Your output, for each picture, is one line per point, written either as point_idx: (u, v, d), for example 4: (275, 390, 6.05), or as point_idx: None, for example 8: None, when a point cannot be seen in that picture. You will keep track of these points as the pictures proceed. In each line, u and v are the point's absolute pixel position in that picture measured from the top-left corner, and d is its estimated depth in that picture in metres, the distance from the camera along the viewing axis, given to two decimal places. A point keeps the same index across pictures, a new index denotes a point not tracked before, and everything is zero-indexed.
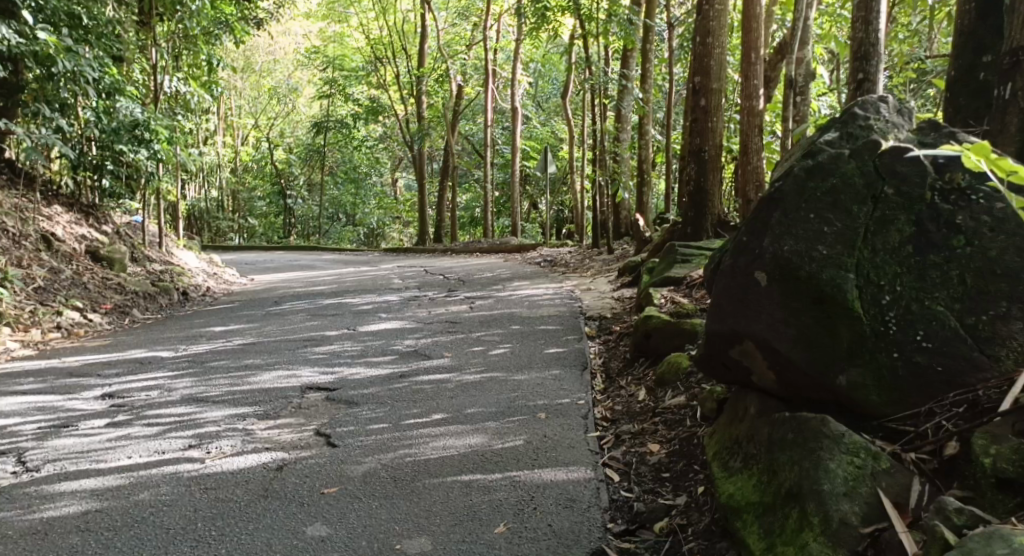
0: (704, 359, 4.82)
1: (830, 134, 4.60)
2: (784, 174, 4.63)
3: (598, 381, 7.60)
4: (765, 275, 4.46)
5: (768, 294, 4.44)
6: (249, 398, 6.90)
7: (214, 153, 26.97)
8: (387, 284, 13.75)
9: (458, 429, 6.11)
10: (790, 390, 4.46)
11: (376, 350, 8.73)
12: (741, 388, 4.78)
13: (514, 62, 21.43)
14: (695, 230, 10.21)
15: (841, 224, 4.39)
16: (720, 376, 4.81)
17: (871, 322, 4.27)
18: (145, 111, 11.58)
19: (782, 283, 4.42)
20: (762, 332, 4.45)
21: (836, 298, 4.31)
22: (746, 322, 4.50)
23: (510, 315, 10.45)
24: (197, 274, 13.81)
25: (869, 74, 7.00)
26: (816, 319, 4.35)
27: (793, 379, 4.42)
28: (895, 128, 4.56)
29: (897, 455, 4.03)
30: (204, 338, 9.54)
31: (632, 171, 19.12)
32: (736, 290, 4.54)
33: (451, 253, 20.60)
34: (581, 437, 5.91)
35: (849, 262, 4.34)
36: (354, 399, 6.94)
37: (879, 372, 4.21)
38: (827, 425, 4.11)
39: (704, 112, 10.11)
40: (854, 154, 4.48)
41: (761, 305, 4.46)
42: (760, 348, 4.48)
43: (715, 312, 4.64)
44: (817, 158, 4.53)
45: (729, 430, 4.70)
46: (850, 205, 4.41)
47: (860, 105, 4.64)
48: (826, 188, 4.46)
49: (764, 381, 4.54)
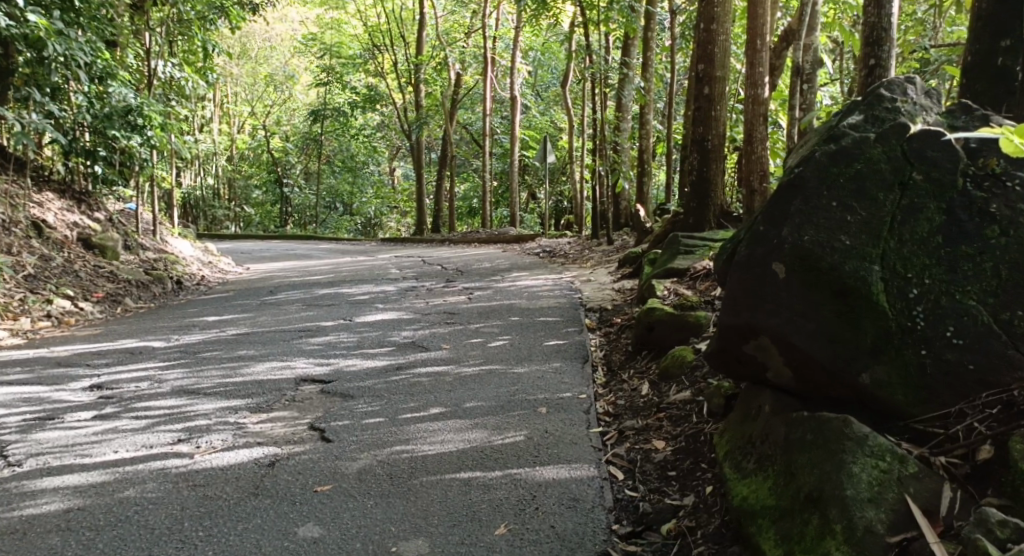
0: (714, 354, 4.60)
1: (854, 117, 4.40)
2: (802, 158, 4.42)
3: (599, 374, 7.40)
4: (783, 266, 4.25)
5: (787, 286, 4.23)
6: (242, 390, 6.70)
7: (210, 140, 26.76)
8: (384, 274, 13.56)
9: (457, 424, 5.92)
10: (809, 387, 4.26)
11: (372, 341, 8.54)
12: (753, 386, 4.57)
13: (513, 50, 21.20)
14: (697, 221, 10.02)
15: (866, 213, 4.21)
16: (732, 372, 4.60)
17: (897, 317, 4.09)
18: (138, 96, 11.38)
19: (801, 276, 4.21)
20: (780, 327, 4.24)
21: (860, 291, 4.12)
22: (762, 316, 4.29)
23: (510, 305, 10.25)
24: (190, 262, 13.61)
25: (880, 61, 6.78)
26: (838, 313, 4.15)
27: (812, 376, 4.22)
28: (923, 110, 4.38)
29: (925, 458, 3.87)
30: (197, 327, 9.33)
31: (633, 163, 18.92)
32: (753, 281, 4.32)
33: (449, 243, 20.41)
34: (584, 433, 5.72)
35: (874, 253, 4.16)
36: (350, 391, 6.75)
37: (905, 370, 4.04)
38: (850, 426, 3.93)
39: (707, 100, 9.89)
40: (880, 139, 4.28)
41: (778, 297, 4.26)
42: (777, 344, 4.27)
43: (729, 304, 4.42)
44: (840, 143, 4.32)
45: (742, 428, 4.52)
46: (875, 192, 4.23)
47: (886, 85, 4.43)
48: (850, 175, 4.27)
49: (780, 378, 4.34)
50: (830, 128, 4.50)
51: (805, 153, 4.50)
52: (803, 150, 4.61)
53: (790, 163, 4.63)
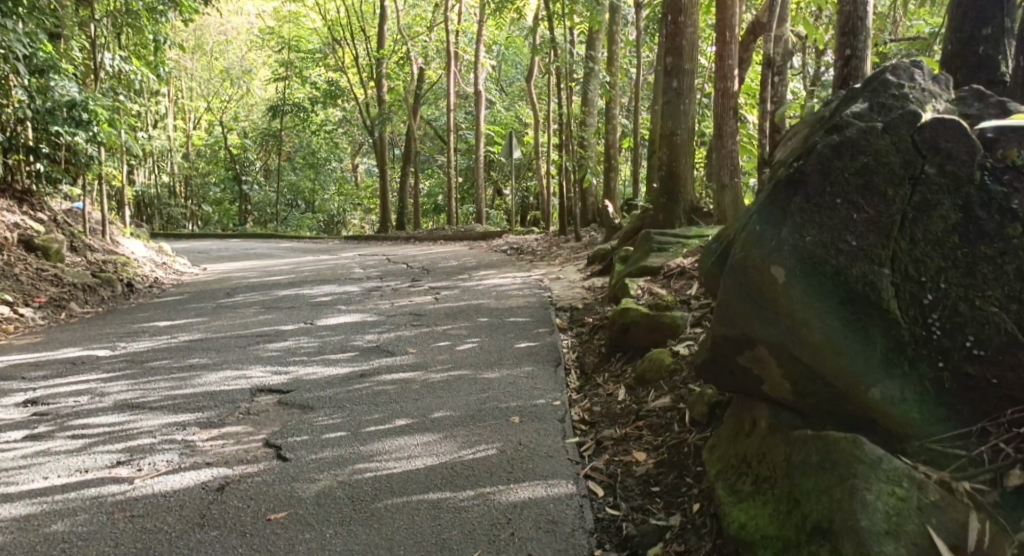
0: (704, 365, 4.33)
1: (858, 104, 4.13)
2: (802, 152, 4.14)
3: (573, 377, 7.06)
4: (783, 271, 3.98)
5: (787, 293, 3.95)
6: (191, 403, 6.29)
7: (165, 137, 26.12)
8: (347, 273, 13.13)
9: (423, 439, 5.55)
10: (808, 402, 4.02)
11: (334, 346, 8.14)
12: (747, 401, 4.35)
13: (477, 44, 20.80)
14: (667, 217, 9.68)
15: (873, 211, 3.98)
16: (723, 383, 4.34)
17: (911, 326, 3.88)
18: (83, 90, 10.93)
19: (803, 283, 3.95)
20: (779, 336, 3.97)
21: (868, 296, 3.91)
22: (757, 324, 4.02)
23: (478, 306, 9.90)
24: (143, 263, 13.13)
25: (857, 51, 6.48)
26: (842, 320, 3.92)
27: (813, 390, 3.96)
28: (931, 96, 4.13)
29: (948, 484, 3.65)
30: (146, 333, 8.89)
31: (601, 158, 18.58)
32: (749, 286, 4.04)
33: (413, 240, 20.00)
34: (559, 445, 5.39)
35: (883, 256, 3.93)
36: (309, 402, 6.36)
37: (919, 385, 3.85)
38: (861, 448, 3.68)
39: (675, 94, 9.56)
40: (888, 128, 4.00)
41: (777, 303, 3.98)
42: (775, 355, 4.01)
43: (721, 312, 4.13)
44: (843, 133, 4.05)
45: (735, 445, 4.30)
46: (884, 187, 3.98)
47: (892, 69, 4.17)
48: (856, 168, 4.00)
49: (776, 390, 4.09)
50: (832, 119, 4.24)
51: (805, 146, 4.25)
52: (803, 143, 4.35)
53: (789, 157, 4.38)
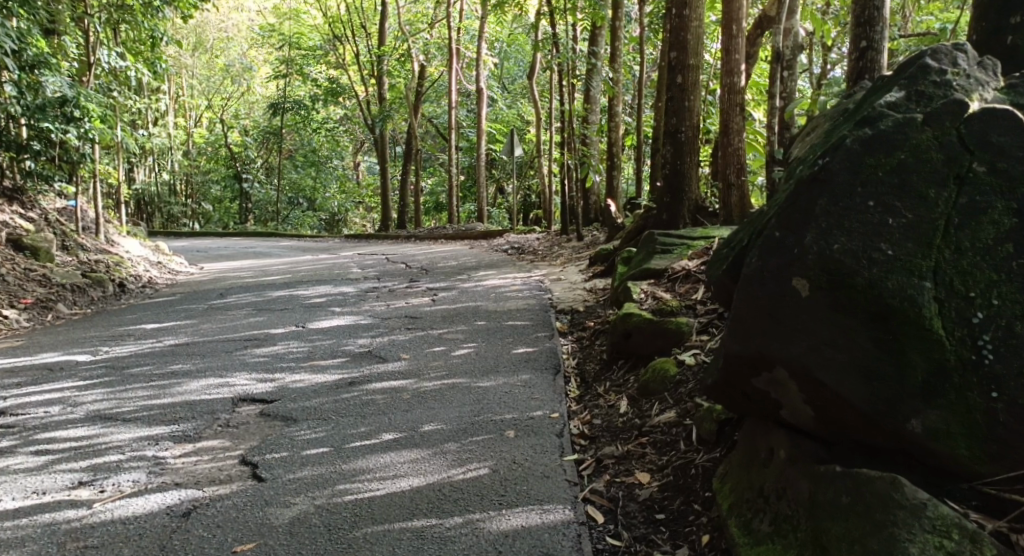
0: (717, 383, 4.07)
1: (894, 93, 3.90)
2: (830, 145, 3.90)
3: (572, 386, 6.67)
4: (806, 283, 3.73)
5: (811, 308, 3.71)
6: (167, 415, 5.91)
7: (166, 134, 25.68)
8: (344, 274, 12.74)
9: (412, 456, 5.19)
10: (833, 431, 3.75)
11: (324, 352, 7.76)
12: (762, 424, 4.05)
13: (479, 41, 20.38)
14: (671, 217, 9.28)
15: (913, 215, 3.71)
16: (737, 404, 4.08)
17: (958, 348, 3.58)
18: (76, 86, 10.52)
19: (829, 298, 3.70)
20: (801, 357, 3.71)
21: (907, 313, 3.62)
22: (776, 344, 3.76)
23: (476, 308, 9.52)
24: (136, 262, 12.71)
25: (872, 43, 6.08)
26: (874, 340, 3.65)
27: (837, 419, 3.71)
28: (978, 85, 3.90)
29: (1003, 535, 3.40)
30: (131, 337, 8.51)
31: (603, 156, 18.15)
32: (769, 299, 3.79)
33: (414, 240, 19.57)
34: (557, 464, 5.03)
35: (923, 267, 3.65)
36: (293, 414, 5.97)
37: (966, 417, 3.53)
38: (900, 489, 3.44)
39: (679, 90, 9.12)
40: (928, 120, 3.78)
41: (800, 319, 3.72)
42: (796, 377, 3.75)
43: (734, 327, 3.88)
44: (875, 127, 3.82)
45: (750, 475, 3.99)
46: (925, 188, 3.73)
47: (932, 55, 3.95)
48: (893, 166, 3.76)
49: (796, 415, 3.82)
50: (865, 108, 4.00)
51: (831, 140, 3.98)
52: (829, 138, 4.08)
53: (812, 154, 4.10)
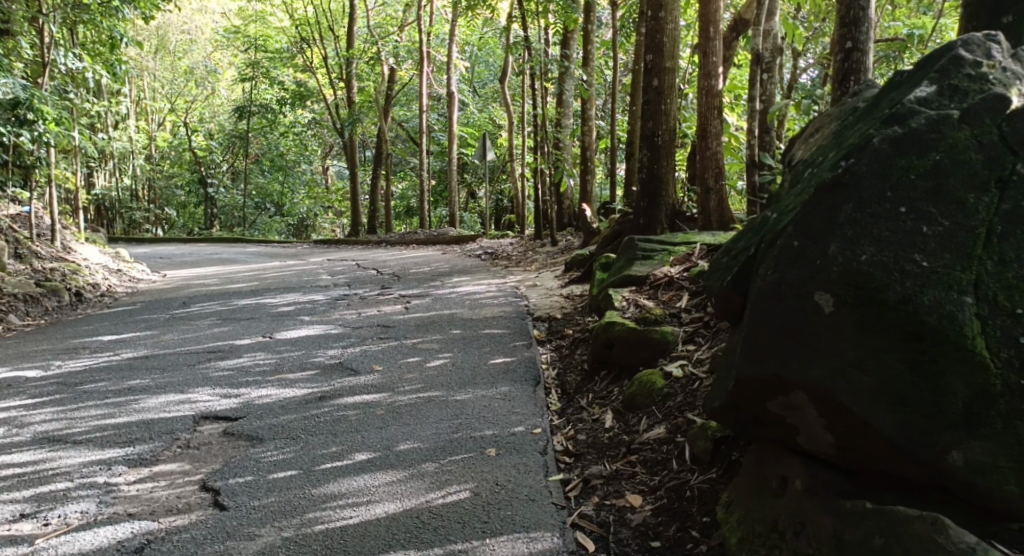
0: (726, 406, 3.85)
1: (924, 88, 3.70)
2: (856, 144, 3.71)
3: (553, 399, 6.36)
4: (830, 298, 3.54)
5: (834, 325, 3.51)
6: (123, 435, 5.58)
7: (127, 138, 25.13)
8: (312, 280, 12.37)
9: (388, 478, 4.90)
10: (858, 462, 3.51)
11: (293, 364, 7.42)
12: (773, 452, 3.81)
13: (450, 44, 19.99)
14: (648, 221, 8.97)
15: (950, 223, 3.51)
16: (748, 430, 3.85)
17: (1002, 371, 3.36)
18: (29, 87, 10.06)
19: (855, 315, 3.50)
20: (825, 380, 3.49)
21: (944, 332, 3.40)
22: (796, 365, 3.55)
23: (451, 316, 9.21)
24: (95, 270, 12.28)
25: (859, 43, 5.79)
26: (906, 361, 3.43)
27: (861, 448, 3.48)
28: (1016, 79, 3.66)
29: None
30: (86, 350, 8.11)
31: (577, 161, 17.85)
32: (788, 317, 3.60)
33: (384, 245, 19.21)
34: (543, 485, 4.76)
35: (961, 281, 3.43)
36: (258, 432, 5.63)
37: (1011, 449, 3.30)
38: (943, 532, 3.23)
39: (656, 93, 8.81)
40: (965, 117, 3.58)
41: (823, 336, 3.53)
42: (815, 401, 3.53)
43: (750, 346, 3.68)
44: (905, 126, 3.64)
45: (761, 507, 3.73)
46: (963, 194, 3.53)
47: (964, 46, 3.73)
48: (927, 168, 3.57)
49: (815, 443, 3.59)
50: (892, 105, 3.80)
51: (854, 140, 3.80)
52: (850, 137, 3.89)
53: (831, 155, 3.91)
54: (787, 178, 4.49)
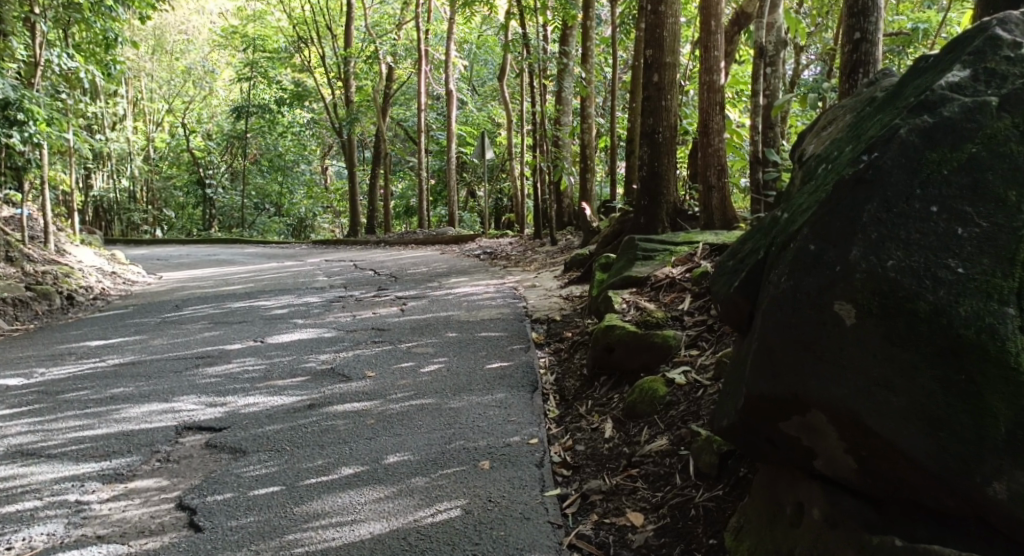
0: (737, 426, 3.59)
1: (958, 72, 3.44)
2: (880, 136, 3.45)
3: (551, 406, 6.09)
4: (851, 310, 3.28)
5: (855, 339, 3.25)
6: (100, 448, 5.31)
7: (125, 139, 24.82)
8: (308, 282, 12.09)
9: (375, 494, 4.62)
10: (883, 489, 3.24)
11: (283, 369, 7.14)
12: (788, 475, 3.55)
13: (449, 41, 19.65)
14: (648, 221, 8.69)
15: (989, 223, 3.24)
16: (762, 451, 3.60)
17: None
18: (19, 87, 9.72)
19: (880, 327, 3.23)
20: (845, 400, 3.22)
21: (981, 347, 3.12)
22: (814, 383, 3.28)
23: (447, 318, 8.93)
24: (89, 272, 12.02)
25: (868, 33, 5.50)
26: (938, 380, 3.14)
27: (886, 474, 3.20)
28: None
29: None
30: (72, 356, 7.84)
31: (576, 159, 17.57)
32: (804, 330, 3.35)
33: (383, 245, 18.93)
34: (539, 501, 4.50)
35: (1001, 289, 3.15)
36: (241, 444, 5.35)
37: None
38: None
39: (655, 89, 8.54)
40: (1005, 103, 3.32)
41: (844, 351, 3.26)
42: (834, 422, 3.27)
43: (763, 361, 3.42)
44: (936, 115, 3.37)
45: (778, 536, 3.49)
46: (1003, 190, 3.26)
47: (1002, 24, 3.47)
48: (962, 162, 3.30)
49: (834, 467, 3.32)
50: (920, 92, 3.53)
51: (878, 131, 3.53)
52: (871, 129, 3.63)
53: (850, 150, 3.65)
54: (799, 174, 4.23)
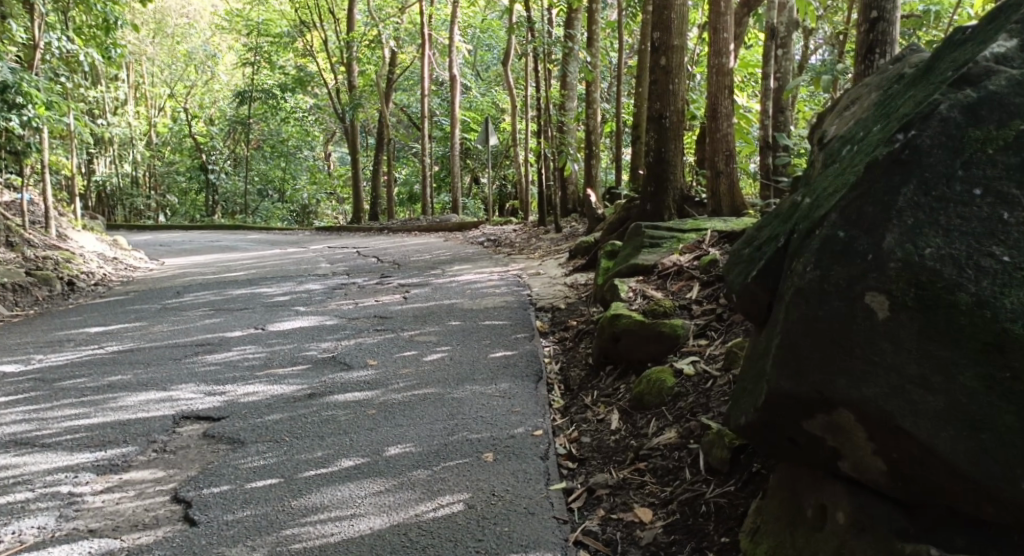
0: (755, 424, 3.45)
1: (1003, 43, 3.28)
2: (916, 113, 3.29)
3: (556, 396, 5.95)
4: (883, 302, 3.14)
5: (888, 335, 3.11)
6: (96, 438, 5.18)
7: (126, 124, 24.62)
8: (311, 268, 11.95)
9: (375, 487, 4.49)
10: (912, 494, 3.09)
11: (284, 358, 7.01)
12: (810, 477, 3.42)
13: (453, 26, 19.40)
14: (655, 208, 8.52)
15: None
16: (782, 451, 3.47)
17: None
18: (17, 69, 9.48)
19: (915, 320, 3.08)
20: (876, 398, 3.08)
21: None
22: (842, 380, 3.15)
23: (450, 306, 8.80)
24: (90, 258, 11.88)
25: (885, 13, 5.33)
26: (978, 377, 2.99)
27: (917, 478, 3.06)
28: None
29: None
30: (70, 343, 7.72)
31: (581, 145, 17.38)
32: (832, 324, 3.21)
33: (386, 232, 18.78)
34: (543, 496, 4.37)
35: None
36: (239, 435, 5.22)
37: None
38: None
39: (663, 73, 8.37)
40: None
41: (876, 345, 3.12)
42: (863, 422, 3.13)
43: (787, 357, 3.29)
44: (979, 89, 3.21)
45: (799, 540, 3.36)
46: None
47: None
48: (1007, 141, 3.15)
49: (862, 469, 3.18)
50: (960, 65, 3.37)
51: (913, 108, 3.38)
52: (904, 106, 3.49)
53: (880, 129, 3.51)
54: (819, 158, 4.09)
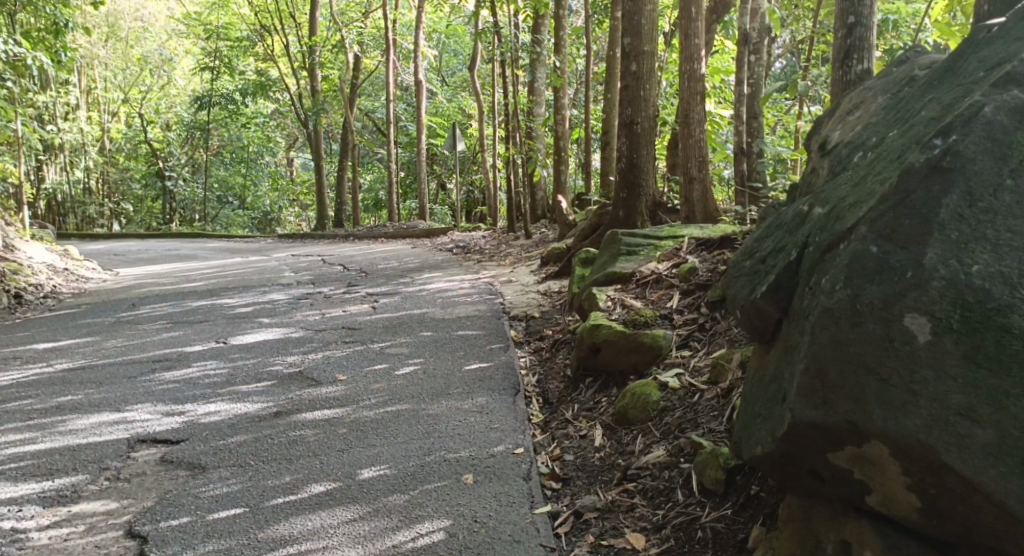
0: (773, 455, 3.22)
1: None
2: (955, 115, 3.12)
3: (535, 410, 5.70)
4: (925, 324, 2.93)
5: (931, 359, 2.89)
6: (44, 465, 4.86)
7: (78, 130, 23.98)
8: (274, 278, 11.61)
9: (346, 516, 4.22)
10: (952, 533, 2.89)
11: (247, 373, 6.70)
12: (830, 510, 3.22)
13: (417, 30, 19.09)
14: (627, 214, 8.23)
15: None
16: (800, 482, 3.25)
17: None
18: None
19: (961, 345, 2.88)
20: (916, 432, 2.85)
21: None
22: (877, 411, 2.92)
23: (421, 316, 8.52)
24: (39, 269, 11.45)
25: (863, 18, 5.12)
26: None
27: (957, 516, 2.86)
28: None
29: None
30: (17, 362, 7.34)
31: (549, 151, 17.17)
32: (869, 348, 2.98)
33: (350, 239, 18.41)
34: (526, 523, 4.12)
35: None
36: (200, 459, 4.92)
37: None
38: None
39: (633, 79, 8.14)
40: None
41: (917, 372, 2.90)
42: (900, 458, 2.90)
43: (816, 383, 3.05)
44: None
45: None
46: None
47: None
48: None
49: (894, 505, 2.98)
50: (994, 64, 3.23)
51: (946, 109, 3.23)
52: (928, 110, 3.34)
53: (903, 133, 3.35)
54: (823, 165, 3.94)
